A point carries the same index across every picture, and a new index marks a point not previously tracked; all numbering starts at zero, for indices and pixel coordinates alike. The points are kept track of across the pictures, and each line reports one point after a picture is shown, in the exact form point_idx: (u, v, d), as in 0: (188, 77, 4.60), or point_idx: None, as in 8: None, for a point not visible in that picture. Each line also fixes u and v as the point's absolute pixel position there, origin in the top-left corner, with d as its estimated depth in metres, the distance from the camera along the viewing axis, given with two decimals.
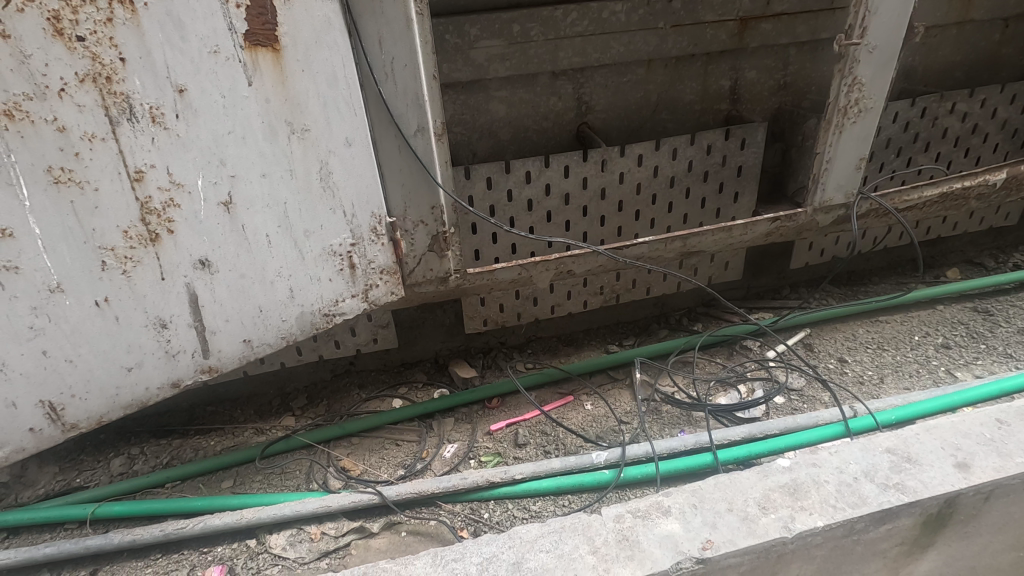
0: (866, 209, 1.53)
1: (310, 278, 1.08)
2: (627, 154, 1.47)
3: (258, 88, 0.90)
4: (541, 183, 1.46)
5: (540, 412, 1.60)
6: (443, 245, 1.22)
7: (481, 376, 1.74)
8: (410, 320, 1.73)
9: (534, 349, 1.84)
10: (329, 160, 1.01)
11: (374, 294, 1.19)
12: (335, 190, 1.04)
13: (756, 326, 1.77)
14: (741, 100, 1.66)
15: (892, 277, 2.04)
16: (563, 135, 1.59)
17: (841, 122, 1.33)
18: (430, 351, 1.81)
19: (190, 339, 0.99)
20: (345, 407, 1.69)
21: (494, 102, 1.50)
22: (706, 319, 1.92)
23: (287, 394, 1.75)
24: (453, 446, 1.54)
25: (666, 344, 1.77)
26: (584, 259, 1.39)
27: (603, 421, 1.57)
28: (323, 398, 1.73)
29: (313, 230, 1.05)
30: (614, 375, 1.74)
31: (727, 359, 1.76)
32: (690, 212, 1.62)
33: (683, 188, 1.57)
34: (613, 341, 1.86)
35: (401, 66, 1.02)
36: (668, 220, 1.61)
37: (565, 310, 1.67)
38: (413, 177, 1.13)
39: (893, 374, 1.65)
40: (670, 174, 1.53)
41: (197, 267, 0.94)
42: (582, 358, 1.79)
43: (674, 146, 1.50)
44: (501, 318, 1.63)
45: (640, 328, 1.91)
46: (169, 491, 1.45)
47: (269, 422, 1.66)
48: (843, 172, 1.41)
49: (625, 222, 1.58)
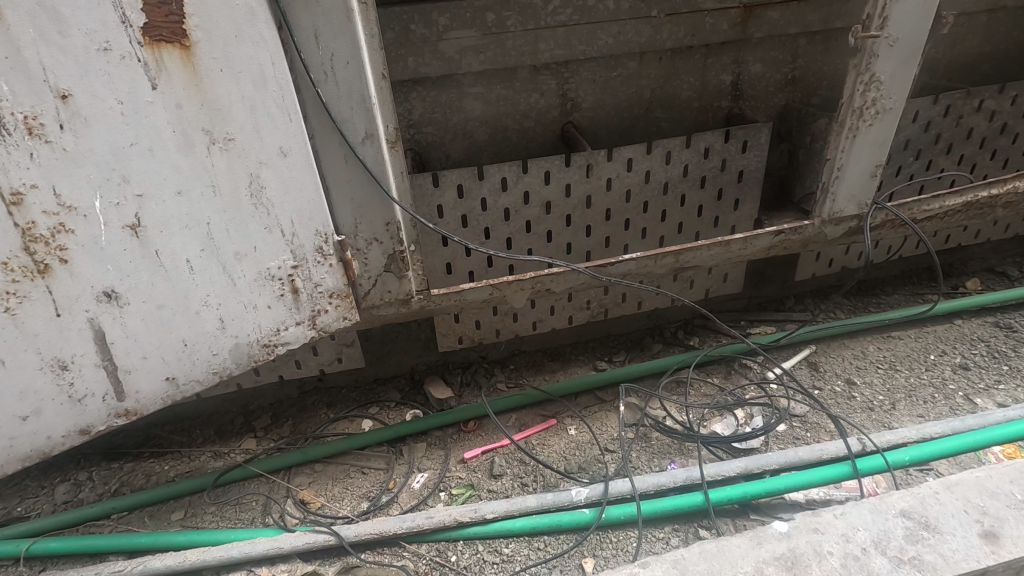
0: (882, 220, 1.37)
1: (244, 305, 0.95)
2: (615, 159, 1.33)
3: (166, 91, 0.77)
4: (519, 190, 1.32)
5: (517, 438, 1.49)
6: (402, 264, 1.09)
7: (458, 395, 1.62)
8: (382, 334, 1.61)
9: (517, 365, 1.71)
10: (260, 173, 0.88)
11: (324, 320, 1.06)
12: (269, 206, 0.91)
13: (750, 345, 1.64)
14: (744, 96, 1.51)
15: (906, 287, 1.89)
16: (546, 136, 1.44)
17: (855, 125, 1.17)
18: (405, 366, 1.69)
19: (99, 379, 0.87)
20: (311, 428, 1.58)
21: (469, 99, 1.35)
22: (703, 334, 1.78)
23: (251, 412, 1.64)
24: (423, 476, 1.42)
25: (658, 362, 1.64)
26: (564, 277, 1.25)
27: (587, 449, 1.45)
28: (289, 418, 1.61)
29: (245, 252, 0.92)
30: (601, 396, 1.61)
31: (724, 379, 1.62)
32: (685, 221, 1.47)
33: (678, 196, 1.42)
34: (602, 356, 1.73)
35: (343, 64, 0.88)
36: (661, 230, 1.47)
37: (549, 326, 1.53)
38: (363, 190, 0.99)
39: (905, 399, 1.51)
40: (664, 179, 1.39)
41: (101, 299, 0.82)
42: (569, 376, 1.66)
43: (667, 149, 1.35)
44: (478, 335, 1.50)
45: (632, 342, 1.77)
46: (114, 524, 1.34)
47: (228, 444, 1.54)
48: (856, 181, 1.26)
49: (613, 232, 1.44)
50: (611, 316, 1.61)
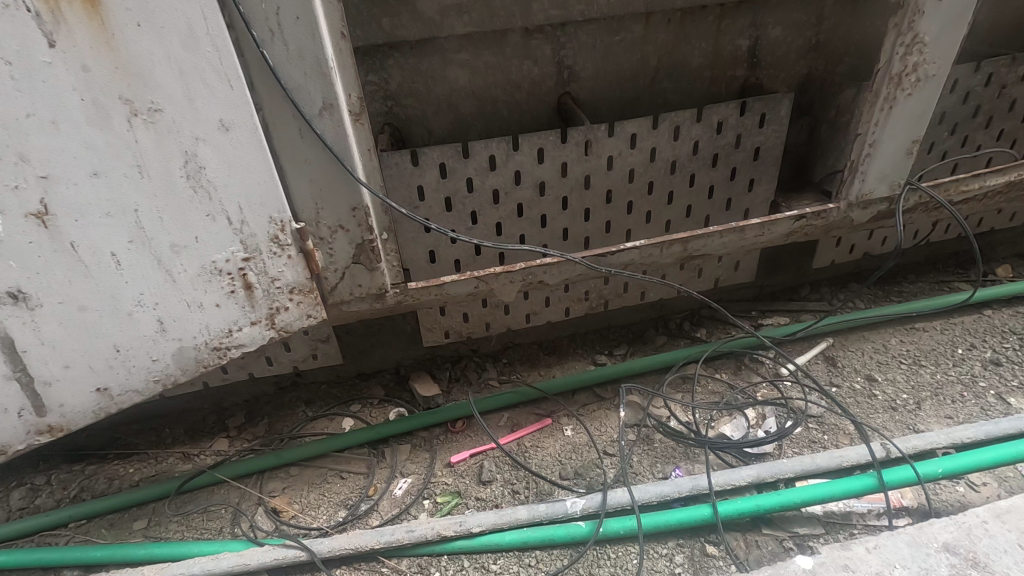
0: (914, 203, 1.23)
1: (187, 305, 0.83)
2: (617, 134, 1.18)
3: (68, 51, 0.64)
4: (509, 170, 1.18)
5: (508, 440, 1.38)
6: (373, 255, 0.95)
7: (446, 392, 1.50)
8: (363, 327, 1.49)
9: (511, 359, 1.59)
10: (196, 150, 0.75)
11: (283, 319, 0.93)
12: (210, 190, 0.78)
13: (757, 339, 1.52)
14: (762, 64, 1.35)
15: (931, 275, 1.75)
16: (540, 109, 1.30)
17: (893, 95, 1.03)
18: (390, 360, 1.57)
19: (13, 393, 0.76)
20: (288, 428, 1.47)
21: (453, 67, 1.20)
22: (710, 325, 1.66)
23: (225, 410, 1.52)
24: (405, 482, 1.31)
25: (663, 356, 1.51)
26: (558, 268, 1.12)
27: (584, 453, 1.34)
28: (265, 416, 1.50)
29: (184, 244, 0.79)
30: (600, 393, 1.49)
31: (734, 376, 1.50)
32: (694, 204, 1.33)
33: (686, 175, 1.28)
34: (602, 350, 1.61)
35: (292, 19, 0.73)
36: (667, 214, 1.33)
37: (543, 319, 1.40)
38: (325, 170, 0.85)
39: (932, 399, 1.39)
40: (671, 157, 1.25)
41: (8, 300, 0.71)
42: (566, 371, 1.54)
43: (675, 123, 1.20)
44: (466, 329, 1.38)
45: (635, 334, 1.65)
46: (71, 534, 1.25)
47: (198, 445, 1.44)
48: (889, 159, 1.12)
49: (614, 216, 1.30)
50: (612, 307, 1.48)
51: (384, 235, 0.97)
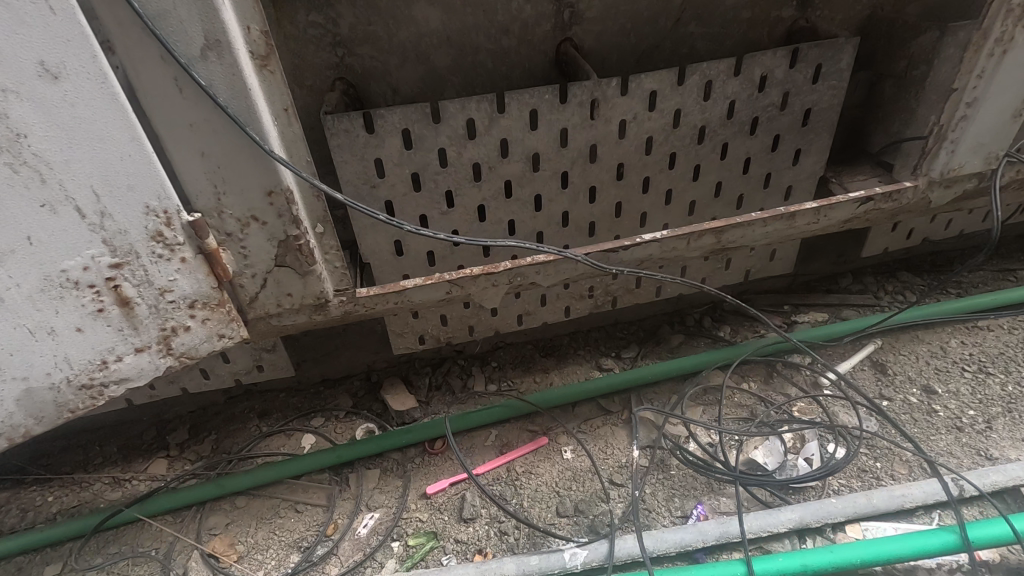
0: (1009, 180, 0.99)
1: (31, 330, 0.60)
2: (632, 91, 0.92)
3: None
4: (493, 138, 0.91)
5: (496, 464, 1.17)
6: (304, 256, 0.71)
7: (424, 404, 1.28)
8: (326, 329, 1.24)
9: (501, 362, 1.36)
10: (6, 109, 0.50)
11: (183, 342, 0.69)
12: (41, 168, 0.54)
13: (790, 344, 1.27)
14: (814, 2, 1.07)
15: (994, 261, 1.49)
16: (535, 61, 1.03)
17: (1008, 35, 0.79)
18: (359, 364, 1.34)
19: None
20: (239, 446, 1.25)
21: (420, 2, 0.92)
22: (735, 322, 1.42)
23: (166, 423, 1.30)
24: (371, 518, 1.10)
25: (679, 362, 1.28)
26: (555, 267, 0.87)
27: (586, 483, 1.12)
28: (212, 431, 1.28)
29: (11, 246, 0.55)
30: (606, 406, 1.26)
31: (764, 385, 1.27)
32: (726, 180, 1.07)
33: (717, 145, 1.02)
34: (608, 351, 1.37)
35: None
36: (691, 193, 1.07)
37: (538, 321, 1.16)
38: (222, 139, 0.60)
39: (1005, 416, 1.16)
40: (699, 122, 0.98)
41: None
42: (565, 378, 1.31)
43: (707, 78, 0.94)
44: (445, 334, 1.14)
45: (646, 332, 1.41)
46: None
47: (131, 468, 1.22)
48: (988, 124, 0.88)
49: (626, 196, 1.04)
50: (621, 305, 1.23)
51: (320, 229, 0.72)
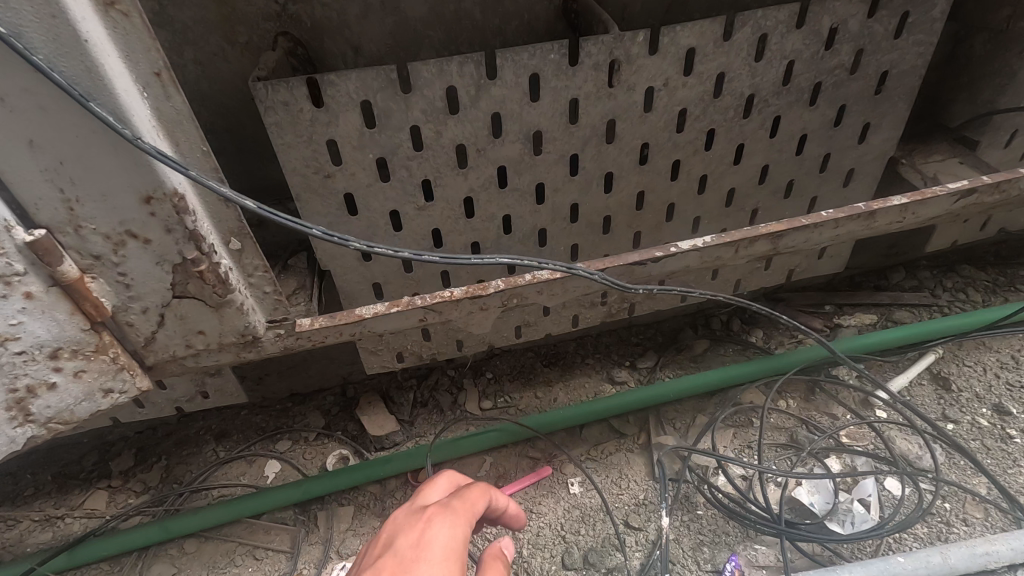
0: None
1: None
2: (665, 49, 0.70)
3: None
4: (482, 113, 0.70)
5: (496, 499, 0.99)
6: (214, 284, 0.51)
7: (407, 426, 1.10)
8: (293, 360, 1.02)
9: (497, 373, 1.16)
10: None
11: (48, 404, 0.50)
12: None
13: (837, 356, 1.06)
14: None
15: None
16: (536, 9, 0.80)
17: None
18: (331, 376, 1.15)
19: None
20: (192, 476, 1.08)
21: None
22: (769, 325, 1.22)
23: (108, 446, 1.12)
24: (342, 569, 0.94)
25: (709, 376, 1.07)
26: (563, 284, 0.67)
27: (597, 526, 0.96)
28: (161, 457, 1.10)
29: None
30: (620, 428, 1.08)
31: (806, 403, 1.09)
32: (774, 163, 0.86)
33: (768, 118, 0.80)
34: (621, 361, 1.18)
35: None
36: (732, 179, 0.86)
37: (540, 332, 0.92)
38: (59, 122, 0.39)
39: None
40: (747, 90, 0.77)
41: None
42: (571, 394, 1.13)
43: (763, 30, 0.72)
44: (429, 349, 0.91)
45: (665, 337, 1.21)
46: None
47: (66, 502, 1.05)
48: None
49: (651, 184, 0.83)
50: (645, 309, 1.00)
51: (238, 244, 0.52)
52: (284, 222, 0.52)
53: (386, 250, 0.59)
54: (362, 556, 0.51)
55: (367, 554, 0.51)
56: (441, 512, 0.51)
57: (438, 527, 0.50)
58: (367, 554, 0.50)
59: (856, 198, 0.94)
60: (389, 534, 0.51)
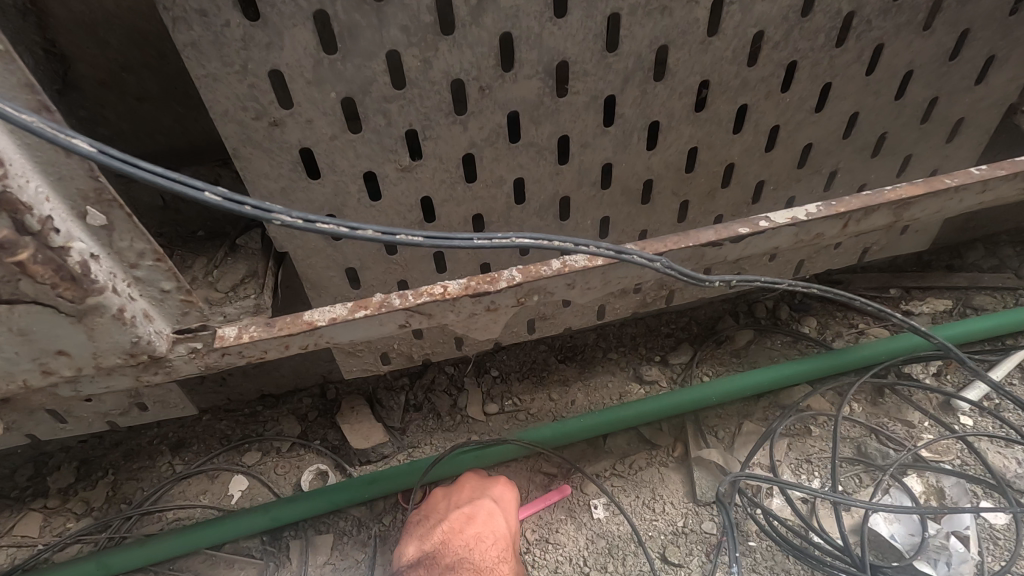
0: None
1: None
2: None
3: None
4: (489, 33, 0.50)
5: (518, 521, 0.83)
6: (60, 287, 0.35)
7: (398, 435, 0.93)
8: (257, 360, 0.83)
9: (505, 370, 0.98)
10: None
11: None
12: None
13: (945, 350, 0.86)
14: None
15: None
16: None
17: None
18: (308, 375, 0.96)
19: None
20: (142, 495, 0.91)
21: None
22: (824, 312, 1.03)
23: (42, 460, 0.94)
24: None
25: (768, 374, 0.88)
26: (599, 274, 0.49)
27: (629, 561, 0.80)
28: (107, 472, 0.93)
29: None
30: (653, 437, 0.90)
31: (875, 407, 0.90)
32: (867, 111, 0.66)
33: (870, 47, 0.60)
34: (652, 355, 0.99)
35: None
36: (811, 131, 0.66)
37: (559, 327, 0.73)
38: None
39: None
40: (850, 4, 0.56)
41: None
42: (592, 397, 0.95)
43: None
44: (421, 350, 0.72)
45: (702, 327, 1.02)
46: None
47: None
48: None
49: (709, 137, 0.64)
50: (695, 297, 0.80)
51: (102, 217, 0.36)
52: (146, 177, 0.34)
53: (328, 225, 0.40)
54: (451, 494, 0.81)
55: (455, 496, 0.81)
56: (508, 486, 0.82)
57: (510, 489, 0.82)
58: (456, 486, 0.83)
59: (957, 157, 0.75)
60: (473, 487, 0.82)
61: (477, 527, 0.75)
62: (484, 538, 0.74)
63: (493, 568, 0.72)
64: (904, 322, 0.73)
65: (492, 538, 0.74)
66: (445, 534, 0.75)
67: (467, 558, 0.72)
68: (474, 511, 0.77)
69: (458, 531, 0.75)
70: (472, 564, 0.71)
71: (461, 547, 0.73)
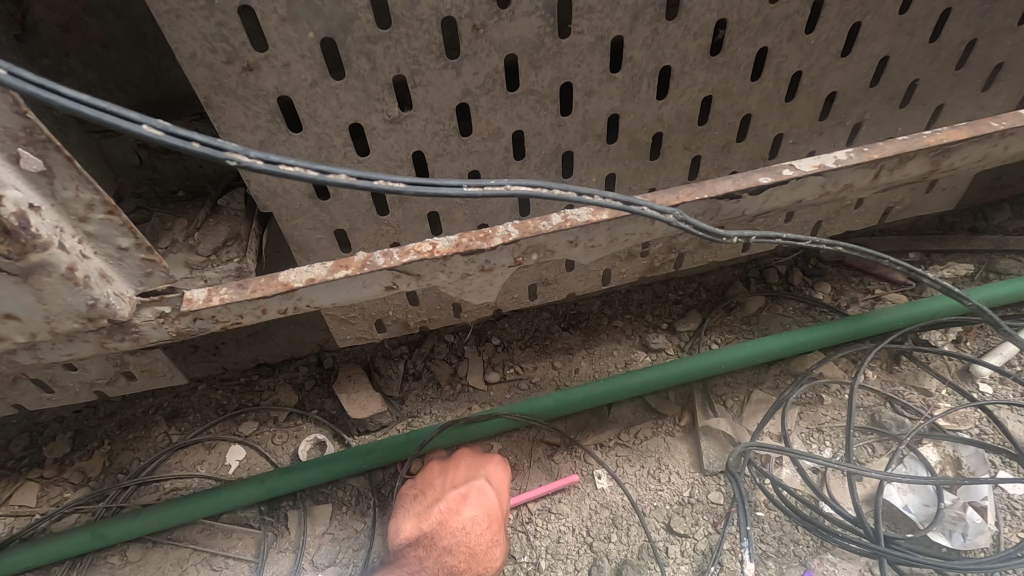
0: None
1: None
2: None
3: None
4: None
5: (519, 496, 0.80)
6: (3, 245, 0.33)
7: (397, 405, 0.90)
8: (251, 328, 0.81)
9: (506, 338, 0.95)
10: None
11: None
12: None
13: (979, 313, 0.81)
14: None
15: None
16: None
17: None
18: (304, 344, 0.94)
19: None
20: (139, 465, 0.89)
21: None
22: (839, 278, 0.99)
23: (36, 431, 0.93)
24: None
25: (783, 341, 0.85)
26: (601, 231, 0.45)
27: (634, 531, 0.78)
28: (103, 442, 0.91)
29: None
30: (659, 406, 0.87)
31: (892, 375, 0.87)
32: (899, 54, 0.61)
33: None
34: (659, 324, 0.96)
35: None
36: (837, 77, 0.61)
37: (562, 293, 0.69)
38: None
39: None
40: None
41: None
42: (597, 365, 0.92)
43: None
44: (417, 317, 0.69)
45: (711, 293, 0.98)
46: None
47: None
48: None
49: (725, 84, 0.58)
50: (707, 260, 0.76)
51: (38, 160, 0.33)
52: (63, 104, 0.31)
53: (292, 166, 0.36)
54: (447, 470, 0.80)
55: (449, 473, 0.79)
56: (497, 463, 0.81)
57: (502, 467, 0.81)
58: (450, 462, 0.81)
59: (993, 107, 0.69)
60: (467, 465, 0.80)
61: (473, 509, 0.74)
62: (479, 521, 0.73)
63: (487, 551, 0.72)
64: (937, 287, 0.68)
65: (487, 521, 0.74)
66: (441, 515, 0.74)
67: (464, 542, 0.72)
68: (469, 491, 0.76)
69: (455, 512, 0.74)
70: (468, 548, 0.72)
71: (458, 530, 0.72)
